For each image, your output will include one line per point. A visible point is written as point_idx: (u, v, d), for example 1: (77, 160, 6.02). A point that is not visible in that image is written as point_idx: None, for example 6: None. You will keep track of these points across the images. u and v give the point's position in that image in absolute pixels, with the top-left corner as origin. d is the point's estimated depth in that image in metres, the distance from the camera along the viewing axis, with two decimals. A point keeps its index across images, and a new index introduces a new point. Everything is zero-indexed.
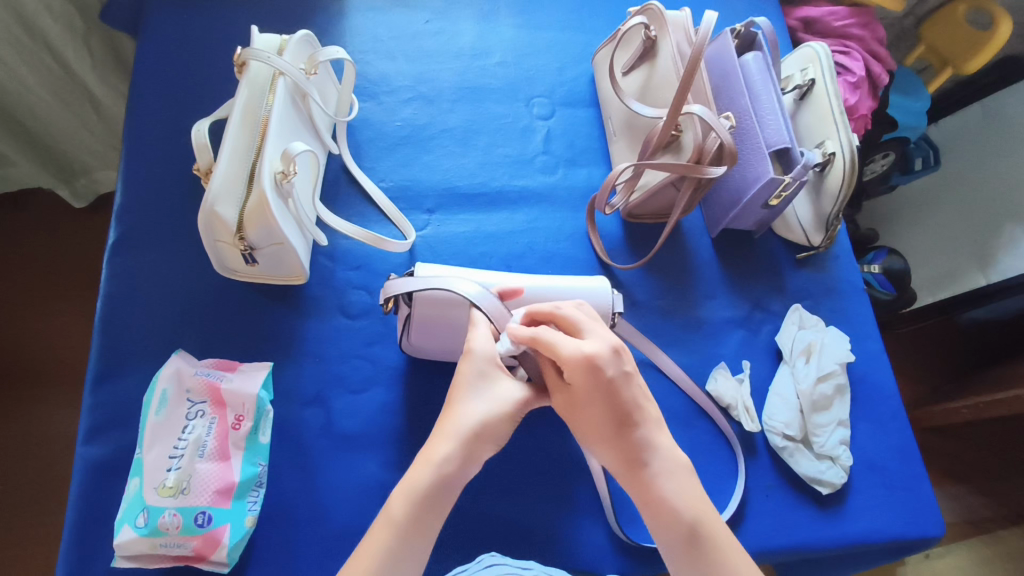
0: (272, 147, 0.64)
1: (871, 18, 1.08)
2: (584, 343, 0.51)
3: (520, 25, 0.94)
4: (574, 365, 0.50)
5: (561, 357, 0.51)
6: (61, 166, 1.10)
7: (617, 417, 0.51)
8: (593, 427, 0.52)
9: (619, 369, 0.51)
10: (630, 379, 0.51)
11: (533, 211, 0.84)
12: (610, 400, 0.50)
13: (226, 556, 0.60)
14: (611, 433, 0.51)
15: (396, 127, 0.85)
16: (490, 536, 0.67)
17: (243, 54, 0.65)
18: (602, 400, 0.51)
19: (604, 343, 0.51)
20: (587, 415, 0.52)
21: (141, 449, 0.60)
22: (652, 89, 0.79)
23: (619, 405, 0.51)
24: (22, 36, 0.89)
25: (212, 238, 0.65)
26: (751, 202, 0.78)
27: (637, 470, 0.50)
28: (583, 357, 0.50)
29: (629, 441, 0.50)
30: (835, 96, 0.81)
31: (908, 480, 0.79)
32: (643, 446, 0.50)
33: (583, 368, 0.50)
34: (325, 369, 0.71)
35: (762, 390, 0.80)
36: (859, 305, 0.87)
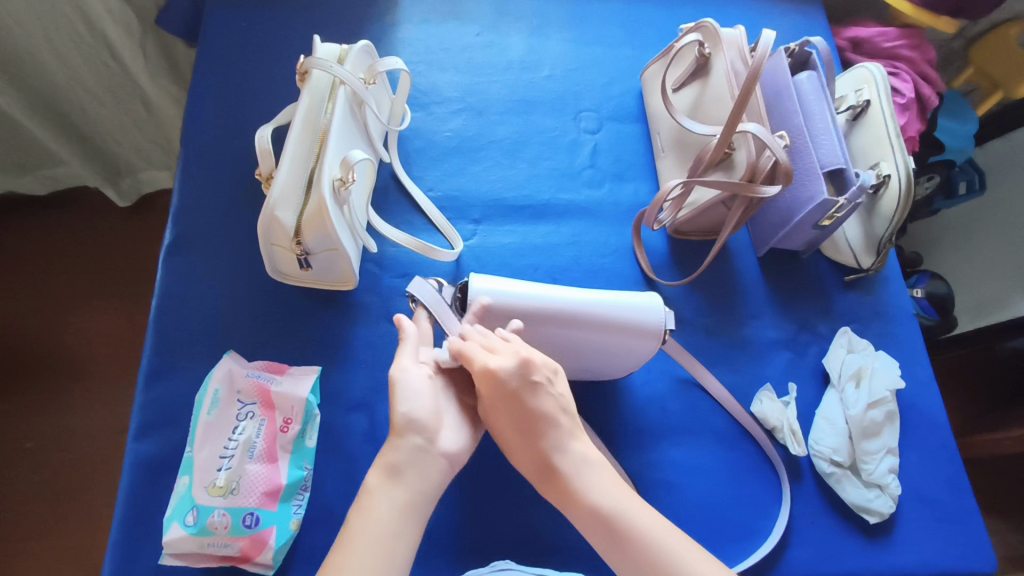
0: (332, 155, 0.65)
1: (922, 40, 1.06)
2: (492, 359, 0.55)
3: (568, 39, 0.94)
4: (480, 380, 0.54)
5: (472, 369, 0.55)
6: (108, 165, 1.12)
7: (539, 466, 0.55)
8: (509, 441, 0.57)
9: (526, 381, 0.54)
10: (541, 391, 0.55)
11: (579, 224, 0.84)
12: (518, 410, 0.54)
13: (271, 558, 0.60)
14: (519, 443, 0.56)
15: (446, 137, 0.85)
16: (532, 551, 0.67)
17: (306, 63, 0.68)
18: (510, 408, 0.55)
19: (510, 358, 0.55)
20: (506, 429, 0.56)
21: (193, 448, 0.62)
22: (704, 106, 0.79)
23: (521, 415, 0.55)
24: (84, 35, 0.91)
25: (269, 242, 0.66)
26: (802, 222, 0.77)
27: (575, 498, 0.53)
28: (487, 371, 0.54)
29: (538, 453, 0.55)
30: (891, 118, 0.80)
31: (959, 513, 0.76)
32: (549, 453, 0.54)
33: (485, 382, 0.54)
34: (371, 374, 0.71)
35: (809, 414, 0.79)
36: (909, 331, 0.85)
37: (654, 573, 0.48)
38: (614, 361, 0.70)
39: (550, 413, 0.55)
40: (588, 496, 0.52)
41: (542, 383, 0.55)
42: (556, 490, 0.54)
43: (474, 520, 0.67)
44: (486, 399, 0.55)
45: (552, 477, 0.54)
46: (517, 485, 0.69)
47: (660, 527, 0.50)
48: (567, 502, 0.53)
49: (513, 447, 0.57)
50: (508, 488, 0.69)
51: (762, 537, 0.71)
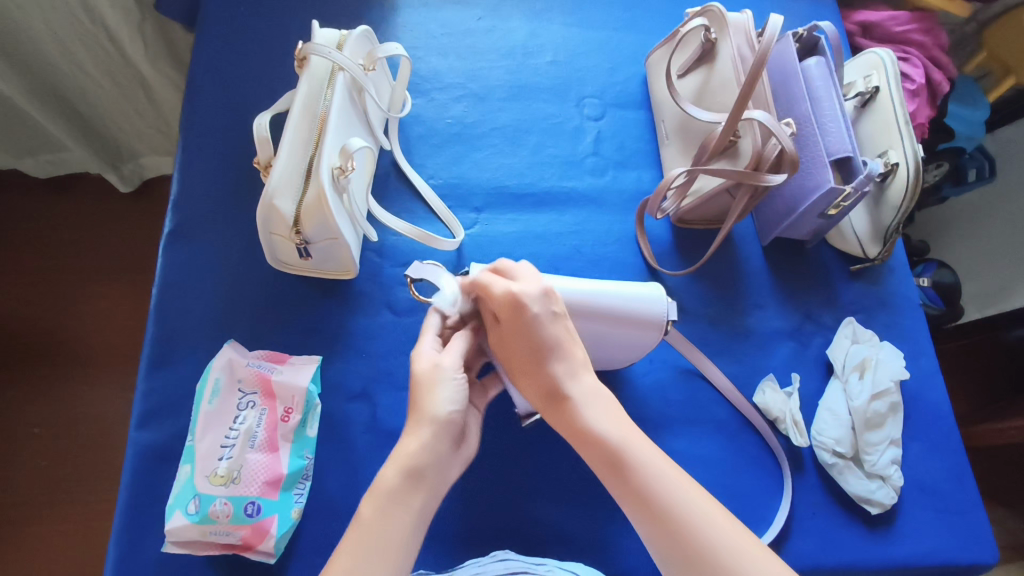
0: (331, 143, 0.65)
1: (933, 24, 1.04)
2: (515, 284, 0.56)
3: (572, 23, 0.93)
4: (501, 302, 0.56)
5: (494, 295, 0.56)
6: (109, 149, 1.12)
7: (549, 395, 0.54)
8: (517, 368, 0.56)
9: (547, 309, 0.56)
10: (557, 320, 0.56)
11: (582, 212, 0.83)
12: (533, 335, 0.55)
13: (272, 547, 0.61)
14: (528, 370, 0.55)
15: (447, 124, 0.84)
16: (533, 540, 0.67)
17: (304, 49, 0.67)
18: (525, 333, 0.55)
19: (534, 286, 0.56)
20: (516, 356, 0.56)
21: (194, 436, 0.62)
22: (710, 92, 0.77)
23: (535, 339, 0.55)
24: (83, 19, 0.89)
25: (268, 231, 0.66)
26: (808, 211, 0.76)
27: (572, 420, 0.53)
28: (511, 295, 0.55)
29: (546, 376, 0.54)
30: (900, 105, 0.79)
31: (962, 504, 0.76)
32: (560, 380, 0.54)
33: (509, 305, 0.55)
34: (372, 364, 0.71)
35: (812, 404, 0.78)
36: (914, 321, 0.85)
37: (653, 509, 0.47)
38: (617, 351, 0.70)
39: (563, 342, 0.55)
40: (590, 423, 0.52)
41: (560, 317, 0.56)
42: (562, 417, 0.53)
43: (476, 509, 0.67)
44: (505, 325, 0.56)
45: (561, 405, 0.53)
46: (518, 475, 0.69)
47: (662, 465, 0.49)
48: (574, 431, 0.53)
49: (522, 374, 0.56)
50: (509, 478, 0.69)
51: (763, 528, 0.71)
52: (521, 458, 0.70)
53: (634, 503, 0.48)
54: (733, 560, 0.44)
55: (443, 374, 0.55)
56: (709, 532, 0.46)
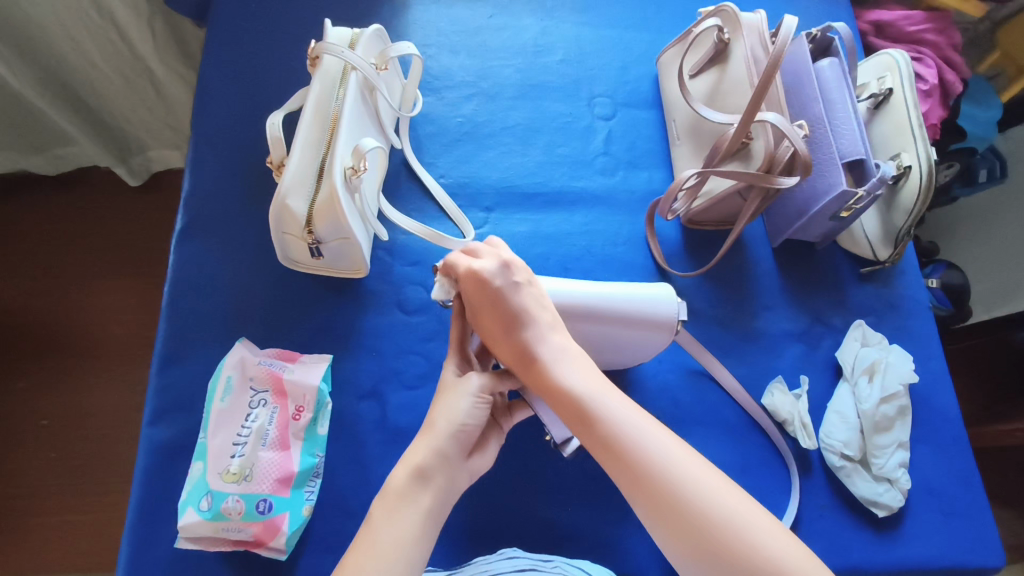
0: (343, 143, 0.65)
1: (948, 24, 1.03)
2: (476, 261, 0.60)
3: (583, 21, 0.92)
4: (466, 281, 0.59)
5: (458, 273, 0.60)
6: (117, 143, 1.12)
7: (520, 359, 0.56)
8: (490, 338, 0.59)
9: (509, 279, 0.59)
10: (521, 288, 0.59)
11: (592, 212, 0.83)
12: (500, 304, 0.57)
13: (284, 544, 0.61)
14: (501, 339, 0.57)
15: (458, 123, 0.84)
16: (542, 540, 0.67)
17: (317, 49, 0.66)
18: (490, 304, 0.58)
19: (494, 259, 0.60)
20: (487, 327, 0.59)
21: (207, 434, 0.63)
22: (722, 93, 0.77)
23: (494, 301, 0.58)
24: (92, 13, 0.90)
25: (280, 230, 0.66)
26: (819, 213, 0.75)
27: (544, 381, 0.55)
28: (473, 271, 0.58)
29: (521, 341, 0.57)
30: (914, 107, 0.78)
31: (969, 508, 0.76)
32: (530, 342, 0.56)
33: (473, 279, 0.58)
34: (382, 363, 0.71)
35: (820, 407, 0.78)
36: (924, 324, 0.84)
37: (615, 445, 0.50)
38: (628, 353, 0.70)
39: (528, 307, 0.58)
40: (560, 380, 0.54)
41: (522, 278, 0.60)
42: (535, 378, 0.55)
43: (485, 509, 0.67)
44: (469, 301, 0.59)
45: (532, 366, 0.56)
46: (526, 474, 0.70)
47: (621, 408, 0.52)
48: (545, 389, 0.55)
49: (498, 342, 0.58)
50: (518, 477, 0.69)
51: None
52: (530, 458, 0.70)
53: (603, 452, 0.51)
54: (688, 479, 0.48)
55: (465, 388, 0.56)
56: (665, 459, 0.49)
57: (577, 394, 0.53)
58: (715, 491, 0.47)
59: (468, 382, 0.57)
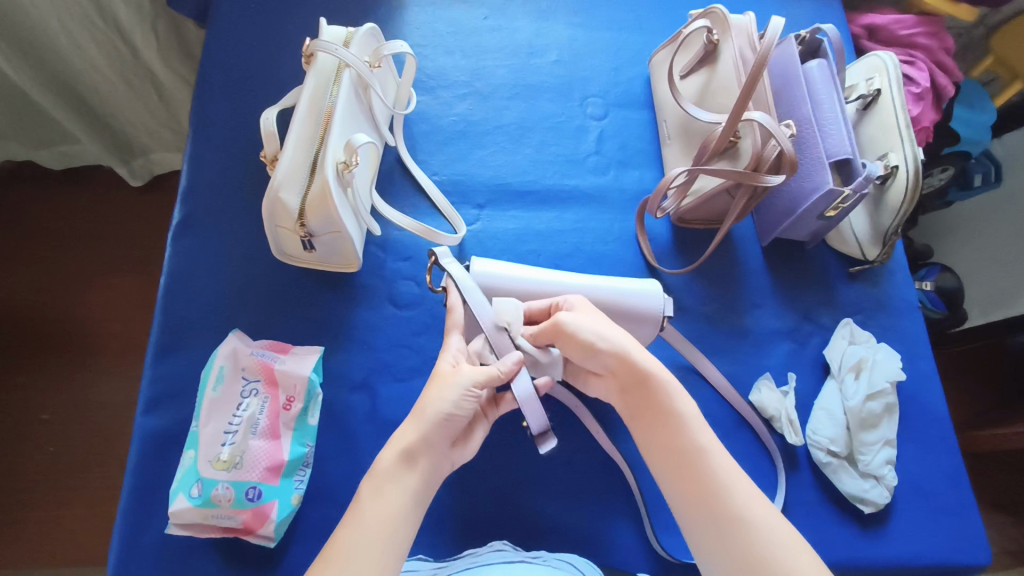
0: (335, 138, 0.66)
1: (939, 28, 1.04)
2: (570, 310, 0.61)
3: (577, 23, 0.94)
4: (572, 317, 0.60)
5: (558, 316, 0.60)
6: (120, 144, 1.14)
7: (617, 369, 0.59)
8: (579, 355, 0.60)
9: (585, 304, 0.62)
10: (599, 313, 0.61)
11: (583, 210, 0.84)
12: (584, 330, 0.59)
13: (272, 531, 0.62)
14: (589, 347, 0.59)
15: (452, 121, 0.86)
16: (527, 532, 0.68)
17: (311, 46, 0.68)
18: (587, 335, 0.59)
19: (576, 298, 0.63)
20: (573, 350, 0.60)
21: (198, 423, 0.64)
22: (711, 94, 0.78)
23: (598, 339, 0.58)
24: (95, 15, 0.91)
25: (273, 223, 0.68)
26: (807, 212, 0.76)
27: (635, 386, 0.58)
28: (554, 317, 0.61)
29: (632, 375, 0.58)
30: (901, 108, 0.79)
31: (955, 506, 0.76)
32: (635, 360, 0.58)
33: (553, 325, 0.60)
34: (373, 355, 0.72)
35: (808, 404, 0.79)
36: (912, 323, 0.85)
37: (682, 447, 0.55)
38: None
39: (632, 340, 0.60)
40: (658, 392, 0.57)
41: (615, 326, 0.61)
42: (634, 393, 0.59)
43: (472, 501, 0.68)
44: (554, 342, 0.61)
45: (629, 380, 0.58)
46: (514, 466, 0.70)
47: (721, 453, 0.55)
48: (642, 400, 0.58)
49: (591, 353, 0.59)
50: (505, 470, 0.70)
51: None
52: (518, 451, 0.71)
53: (669, 456, 0.56)
54: (762, 536, 0.50)
55: (456, 379, 0.56)
56: (749, 512, 0.52)
57: (683, 424, 0.56)
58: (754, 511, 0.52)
59: (459, 375, 0.56)
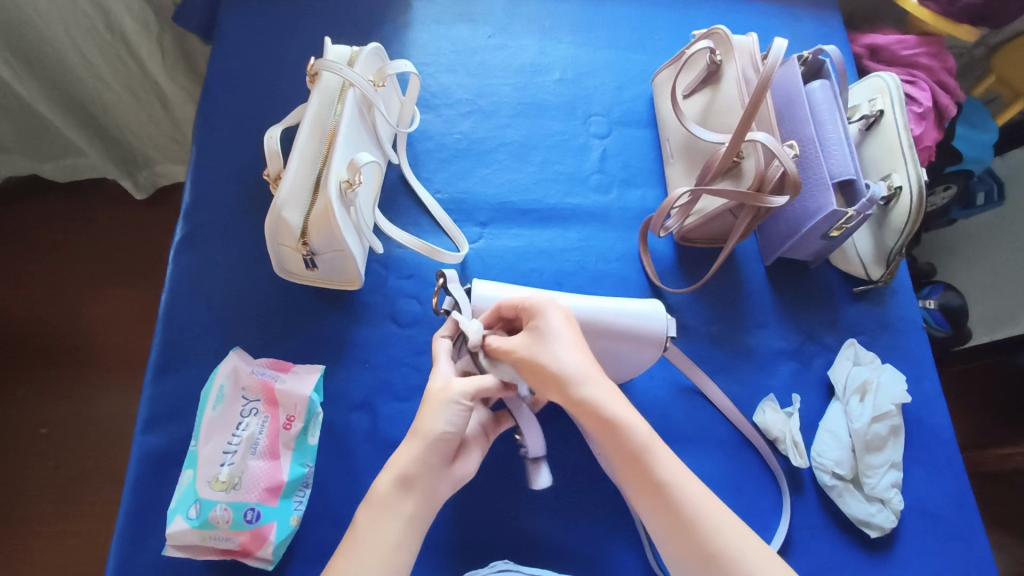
0: (339, 157, 0.66)
1: (941, 48, 1.04)
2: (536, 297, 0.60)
3: (580, 42, 0.94)
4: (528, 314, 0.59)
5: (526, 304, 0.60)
6: (126, 157, 1.14)
7: (564, 385, 0.55)
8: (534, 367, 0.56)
9: (564, 318, 0.59)
10: (562, 323, 0.58)
11: (586, 229, 0.84)
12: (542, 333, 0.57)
13: (271, 554, 0.61)
14: (547, 364, 0.55)
15: (455, 139, 0.86)
16: (528, 554, 0.67)
17: (315, 65, 0.68)
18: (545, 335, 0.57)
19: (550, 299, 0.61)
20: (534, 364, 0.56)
21: (197, 442, 0.63)
22: (714, 114, 0.78)
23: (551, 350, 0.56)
24: (102, 29, 0.92)
25: (276, 242, 0.67)
26: (810, 232, 0.76)
27: (580, 395, 0.54)
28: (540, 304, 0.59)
29: (584, 409, 0.54)
30: (904, 129, 0.79)
31: (964, 531, 0.75)
32: (576, 371, 0.55)
33: (534, 311, 0.59)
34: (374, 374, 0.72)
35: (812, 425, 0.78)
36: (917, 344, 0.84)
37: (644, 467, 0.52)
38: (615, 368, 0.70)
39: (573, 338, 0.57)
40: (605, 410, 0.54)
41: (558, 315, 0.59)
42: (581, 408, 0.54)
43: (472, 523, 0.67)
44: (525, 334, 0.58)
45: (579, 394, 0.54)
46: (515, 488, 0.70)
47: (686, 480, 0.53)
48: (598, 422, 0.54)
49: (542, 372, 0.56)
50: (506, 492, 0.69)
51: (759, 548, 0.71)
52: (520, 471, 0.70)
53: (636, 479, 0.53)
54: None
55: (446, 396, 0.55)
56: (726, 543, 0.50)
57: (646, 460, 0.53)
58: (728, 526, 0.51)
59: (448, 391, 0.55)
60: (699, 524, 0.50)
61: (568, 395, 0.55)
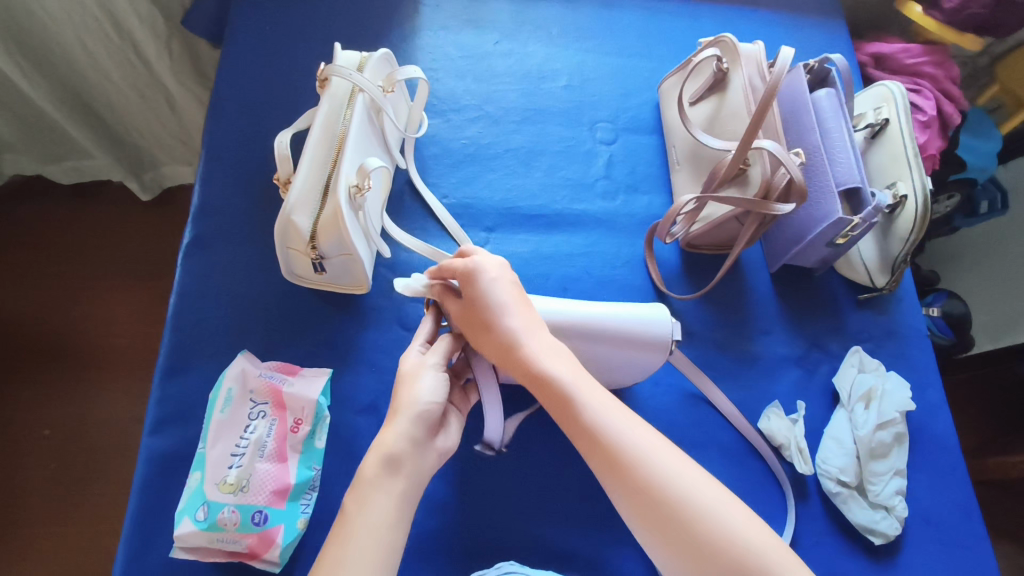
0: (348, 162, 0.67)
1: (946, 57, 1.04)
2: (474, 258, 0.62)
3: (587, 49, 0.95)
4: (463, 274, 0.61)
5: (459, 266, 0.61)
6: (132, 158, 1.15)
7: (502, 345, 0.58)
8: (475, 330, 0.60)
9: (504, 277, 0.61)
10: (502, 284, 0.60)
11: (592, 235, 0.84)
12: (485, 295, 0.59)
13: (278, 556, 0.61)
14: (485, 325, 0.59)
15: (462, 145, 0.86)
16: (534, 560, 0.67)
17: (326, 71, 0.69)
18: (477, 298, 0.59)
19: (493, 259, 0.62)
20: (474, 326, 0.60)
21: (206, 444, 0.64)
22: (720, 121, 0.79)
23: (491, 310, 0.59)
24: (111, 31, 0.93)
25: (285, 245, 0.68)
26: (815, 240, 0.76)
27: (515, 354, 0.57)
28: (472, 265, 0.61)
29: (517, 362, 0.57)
30: (909, 138, 0.80)
31: (967, 539, 0.75)
32: (513, 334, 0.58)
33: (468, 272, 0.61)
34: (381, 378, 0.72)
35: (817, 432, 0.78)
36: (922, 352, 0.85)
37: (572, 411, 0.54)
38: (621, 373, 0.70)
39: (516, 301, 0.60)
40: (536, 363, 0.56)
41: (493, 273, 0.61)
42: (516, 365, 0.57)
43: (477, 528, 0.67)
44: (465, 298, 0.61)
45: (514, 353, 0.57)
46: (521, 493, 0.70)
47: (615, 418, 0.53)
48: (528, 376, 0.56)
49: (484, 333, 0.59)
50: (512, 496, 0.69)
51: None
52: (526, 476, 0.70)
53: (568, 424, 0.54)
54: (692, 500, 0.49)
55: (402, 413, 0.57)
56: (659, 471, 0.50)
57: (571, 403, 0.54)
58: (661, 454, 0.51)
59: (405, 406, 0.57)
60: (631, 454, 0.51)
61: (504, 355, 0.58)
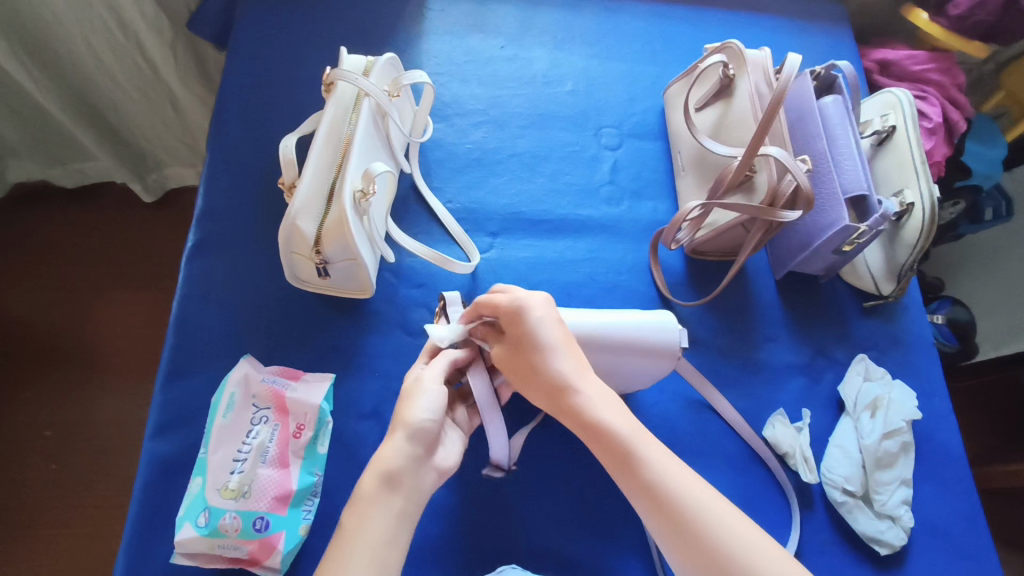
0: (353, 167, 0.66)
1: (951, 64, 1.04)
2: (519, 295, 0.61)
3: (592, 54, 0.95)
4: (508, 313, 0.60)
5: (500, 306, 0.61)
6: (136, 160, 1.15)
7: (553, 388, 0.57)
8: (522, 370, 0.59)
9: (550, 315, 0.60)
10: (553, 324, 0.60)
11: (596, 240, 0.84)
12: (533, 335, 0.59)
13: (279, 563, 0.61)
14: (533, 365, 0.58)
15: (467, 149, 0.86)
16: (537, 568, 0.66)
17: (331, 75, 0.68)
18: (525, 338, 0.59)
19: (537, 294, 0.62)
20: (520, 366, 0.60)
21: (207, 450, 0.63)
22: (726, 127, 0.78)
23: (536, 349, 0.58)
24: (117, 33, 0.92)
25: (289, 250, 0.68)
26: (822, 247, 0.76)
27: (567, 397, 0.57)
28: (516, 303, 0.60)
29: (571, 409, 0.57)
30: (916, 145, 0.79)
31: (974, 549, 0.75)
32: (564, 375, 0.57)
33: (513, 312, 0.60)
34: (384, 384, 0.72)
35: (822, 441, 0.78)
36: (928, 360, 0.84)
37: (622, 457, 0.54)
38: (626, 379, 0.70)
39: (564, 341, 0.59)
40: (590, 409, 0.56)
41: (539, 311, 0.60)
42: (567, 408, 0.57)
43: (480, 535, 0.67)
44: (510, 337, 0.60)
45: (565, 397, 0.57)
46: (524, 500, 0.69)
47: (666, 465, 0.53)
48: (578, 419, 0.56)
49: (533, 374, 0.59)
50: (515, 504, 0.69)
51: None
52: (529, 483, 0.70)
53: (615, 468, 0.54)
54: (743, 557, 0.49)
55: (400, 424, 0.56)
56: (711, 523, 0.50)
57: (621, 446, 0.54)
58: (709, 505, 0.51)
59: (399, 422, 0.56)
60: (680, 504, 0.51)
61: (554, 397, 0.58)
